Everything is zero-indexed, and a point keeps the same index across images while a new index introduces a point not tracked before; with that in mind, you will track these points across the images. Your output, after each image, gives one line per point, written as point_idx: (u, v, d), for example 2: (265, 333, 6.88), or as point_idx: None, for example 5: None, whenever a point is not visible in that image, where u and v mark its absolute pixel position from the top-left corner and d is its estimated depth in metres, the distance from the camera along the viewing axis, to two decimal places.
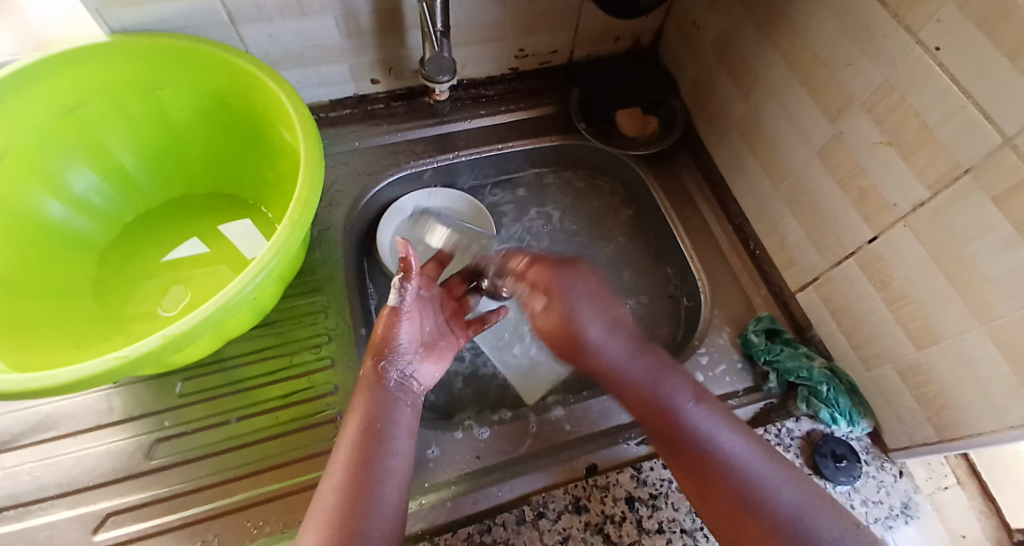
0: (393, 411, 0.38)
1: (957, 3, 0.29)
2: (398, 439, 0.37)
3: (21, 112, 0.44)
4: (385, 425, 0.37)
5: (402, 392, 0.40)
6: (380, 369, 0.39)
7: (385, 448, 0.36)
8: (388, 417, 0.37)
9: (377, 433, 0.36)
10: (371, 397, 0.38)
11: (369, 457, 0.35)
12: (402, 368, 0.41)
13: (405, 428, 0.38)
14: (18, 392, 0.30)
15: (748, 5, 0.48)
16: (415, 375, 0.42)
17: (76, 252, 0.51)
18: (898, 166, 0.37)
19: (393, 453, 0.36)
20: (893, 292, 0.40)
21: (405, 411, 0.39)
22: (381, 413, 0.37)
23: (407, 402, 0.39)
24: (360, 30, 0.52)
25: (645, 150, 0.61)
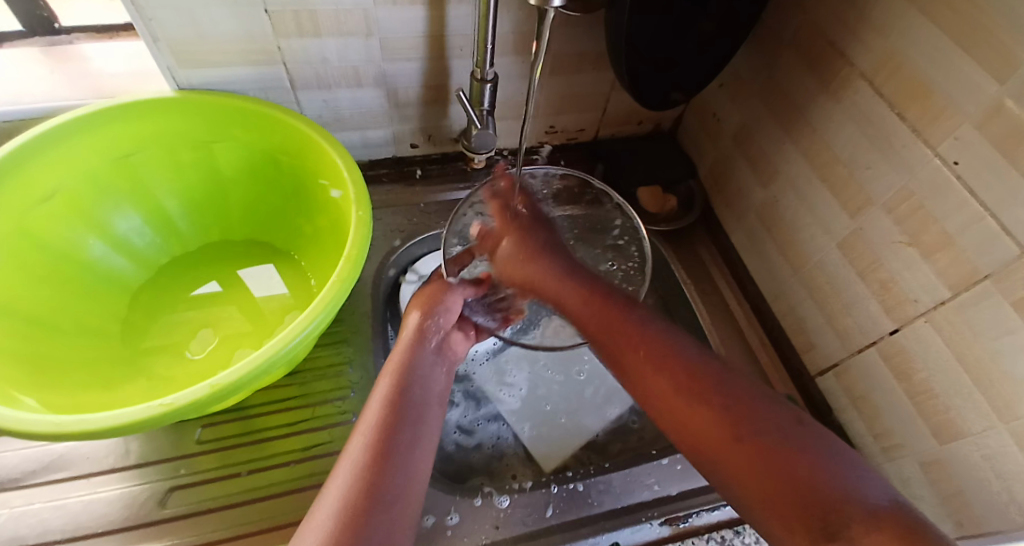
0: (429, 371, 0.38)
1: (975, 123, 0.33)
2: (432, 400, 0.36)
3: (84, 155, 0.48)
4: (421, 385, 0.36)
5: (440, 354, 0.41)
6: (420, 326, 0.41)
7: (425, 406, 0.35)
8: (423, 377, 0.37)
9: (416, 389, 0.36)
10: (407, 351, 0.39)
11: (404, 407, 0.34)
12: (442, 329, 0.43)
13: (439, 395, 0.38)
14: (55, 434, 0.30)
15: (768, 104, 0.53)
16: (451, 341, 0.44)
17: (111, 291, 0.53)
18: (917, 263, 0.39)
19: (426, 415, 0.35)
20: (915, 385, 0.41)
21: (438, 379, 0.39)
22: (416, 374, 0.37)
23: (442, 365, 0.40)
24: (407, 101, 0.56)
25: (665, 227, 0.63)
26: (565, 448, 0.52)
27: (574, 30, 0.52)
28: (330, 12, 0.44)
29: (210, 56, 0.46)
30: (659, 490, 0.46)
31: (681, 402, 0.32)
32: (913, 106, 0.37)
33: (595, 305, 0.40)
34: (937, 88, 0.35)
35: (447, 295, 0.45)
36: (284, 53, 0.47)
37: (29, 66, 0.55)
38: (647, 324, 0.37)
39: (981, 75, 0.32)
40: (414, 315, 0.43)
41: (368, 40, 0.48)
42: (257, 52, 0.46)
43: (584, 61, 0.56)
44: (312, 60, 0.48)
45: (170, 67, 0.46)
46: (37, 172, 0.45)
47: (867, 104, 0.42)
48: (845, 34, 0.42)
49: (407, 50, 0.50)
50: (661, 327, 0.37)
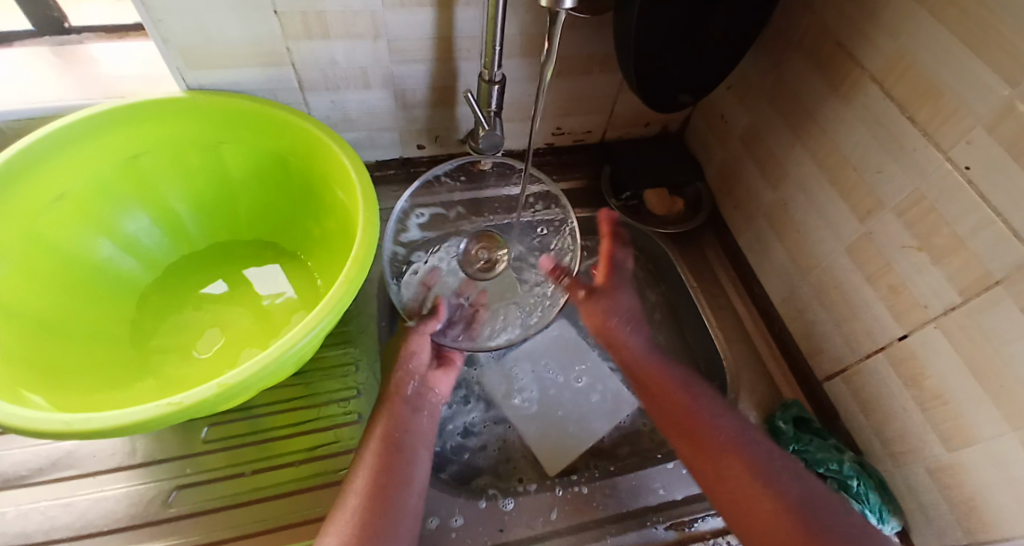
0: (413, 419, 0.43)
1: (987, 127, 0.33)
2: (416, 449, 0.41)
3: (93, 156, 0.48)
4: (405, 434, 0.41)
5: (419, 401, 0.45)
6: (399, 380, 0.45)
7: (412, 455, 0.40)
8: (407, 426, 0.42)
9: (399, 440, 0.40)
10: (391, 405, 0.43)
11: (392, 462, 0.39)
12: (420, 379, 0.46)
13: (423, 438, 0.42)
14: (64, 433, 0.30)
15: (777, 106, 0.53)
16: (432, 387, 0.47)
17: (119, 291, 0.53)
18: (928, 268, 0.39)
19: (411, 463, 0.39)
20: (924, 391, 0.41)
21: (419, 423, 0.43)
22: (400, 427, 0.41)
23: (423, 409, 0.44)
24: (414, 102, 0.56)
25: (672, 229, 0.63)
26: (571, 451, 0.52)
27: (582, 32, 0.51)
28: (338, 13, 0.44)
29: (220, 57, 0.46)
30: (665, 495, 0.46)
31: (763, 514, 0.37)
32: (924, 109, 0.37)
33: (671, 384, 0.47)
34: (948, 91, 0.35)
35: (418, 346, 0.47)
36: (292, 54, 0.47)
37: (37, 65, 0.55)
38: (725, 447, 0.41)
39: (993, 77, 0.32)
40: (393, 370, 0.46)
41: (375, 41, 0.48)
42: (265, 53, 0.47)
43: (591, 62, 0.56)
44: (320, 61, 0.49)
45: (179, 68, 0.46)
46: (47, 172, 0.45)
47: (878, 107, 0.41)
48: (856, 37, 0.42)
49: (416, 51, 0.50)
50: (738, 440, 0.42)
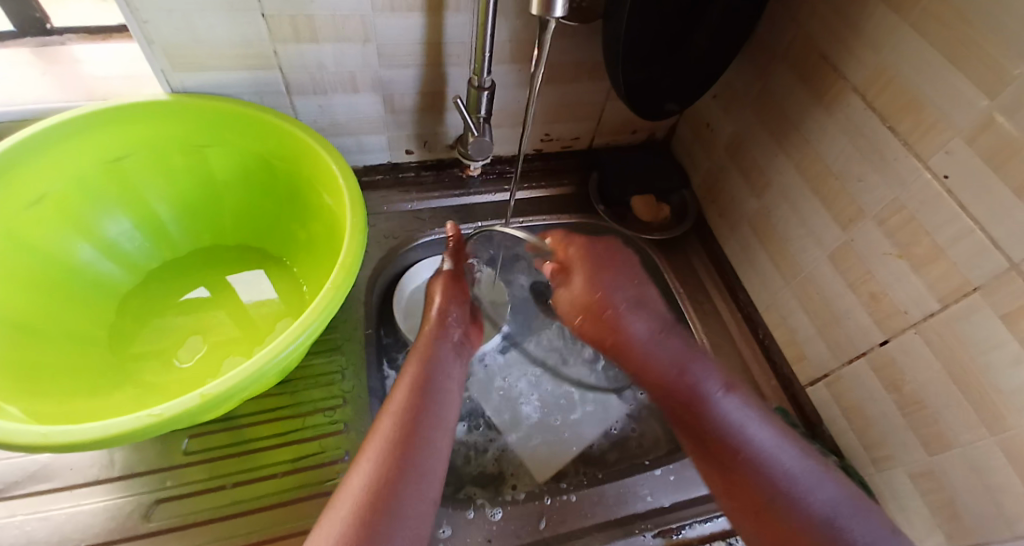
0: (448, 365, 0.42)
1: (965, 138, 0.33)
2: (450, 386, 0.40)
3: (73, 160, 0.47)
4: (439, 377, 0.40)
5: (454, 347, 0.44)
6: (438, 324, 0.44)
7: (443, 395, 0.39)
8: (445, 367, 0.41)
9: (435, 378, 0.39)
10: (429, 346, 0.42)
11: (428, 398, 0.38)
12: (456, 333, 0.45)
13: (458, 382, 0.41)
14: (40, 445, 0.30)
15: (761, 115, 0.54)
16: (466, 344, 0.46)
17: (99, 297, 0.52)
18: (908, 276, 0.40)
19: (446, 401, 0.39)
20: (905, 396, 0.42)
21: (455, 369, 0.42)
22: (433, 369, 0.40)
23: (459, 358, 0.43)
24: (403, 108, 0.56)
25: (659, 236, 0.64)
26: (559, 459, 0.52)
27: (571, 40, 0.52)
28: (327, 17, 0.44)
29: (205, 60, 0.45)
30: (652, 502, 0.46)
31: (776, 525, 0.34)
32: (905, 120, 0.38)
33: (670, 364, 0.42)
34: (928, 103, 0.36)
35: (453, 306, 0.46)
36: (280, 57, 0.47)
37: (17, 66, 0.54)
38: (723, 419, 0.39)
39: (973, 90, 0.33)
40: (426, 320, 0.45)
41: (364, 46, 0.48)
42: (253, 57, 0.46)
43: (580, 70, 0.56)
44: (309, 65, 0.48)
45: (163, 71, 0.45)
46: (26, 175, 0.44)
47: (858, 118, 0.42)
48: (839, 49, 0.43)
49: (405, 57, 0.50)
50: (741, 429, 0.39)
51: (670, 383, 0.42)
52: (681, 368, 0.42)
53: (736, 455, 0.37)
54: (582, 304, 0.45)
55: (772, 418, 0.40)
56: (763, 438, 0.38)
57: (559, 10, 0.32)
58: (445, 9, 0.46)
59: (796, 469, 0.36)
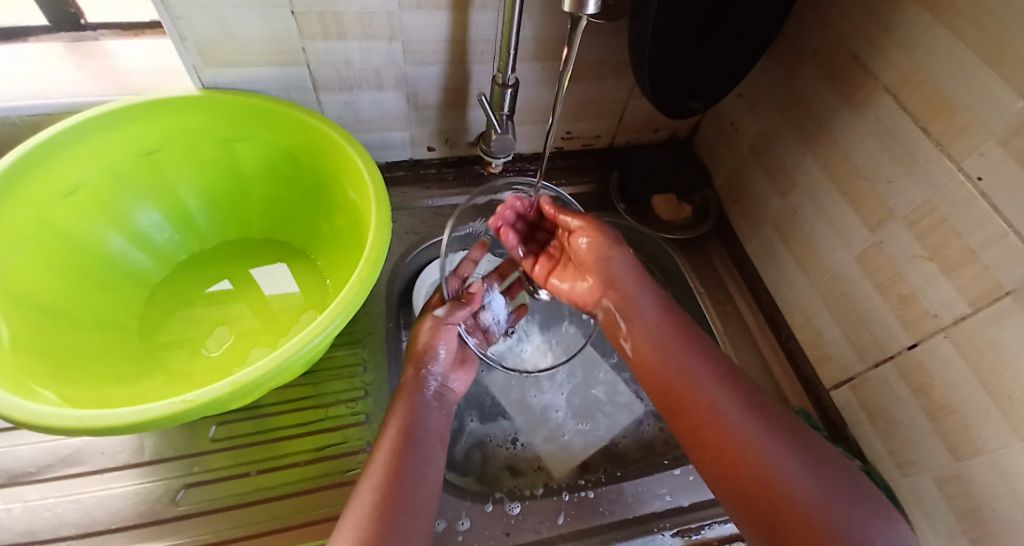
0: (430, 417, 0.43)
1: (1000, 139, 0.33)
2: (431, 442, 0.41)
3: (106, 153, 0.48)
4: (421, 429, 0.41)
5: (435, 402, 0.45)
6: (420, 377, 0.45)
7: (426, 449, 0.40)
8: (423, 422, 0.41)
9: (416, 435, 0.40)
10: (410, 398, 0.43)
11: (410, 456, 0.38)
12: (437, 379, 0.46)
13: (439, 437, 0.42)
14: (79, 428, 0.31)
15: (788, 114, 0.53)
16: (450, 386, 0.48)
17: (130, 287, 0.53)
18: (938, 279, 0.39)
19: (428, 458, 0.39)
20: (932, 401, 0.41)
21: (437, 422, 0.43)
22: (417, 420, 0.41)
23: (441, 410, 0.44)
24: (426, 104, 0.56)
25: (680, 236, 0.63)
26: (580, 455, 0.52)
27: (594, 37, 0.52)
28: (355, 15, 0.45)
29: (235, 55, 0.46)
30: (671, 501, 0.46)
31: (760, 491, 0.35)
32: (937, 121, 0.37)
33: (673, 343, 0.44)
34: (961, 103, 0.35)
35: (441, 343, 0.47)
36: (308, 54, 0.48)
37: (52, 61, 0.56)
38: (719, 393, 0.40)
39: (1007, 91, 0.32)
40: (407, 370, 0.46)
41: (390, 43, 0.48)
42: (281, 54, 0.47)
43: (603, 68, 0.56)
44: (335, 62, 0.49)
45: (195, 67, 0.47)
46: (61, 167, 0.46)
47: (890, 118, 0.41)
48: (870, 48, 0.42)
49: (430, 53, 0.50)
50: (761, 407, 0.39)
51: (671, 362, 0.43)
52: (680, 370, 0.42)
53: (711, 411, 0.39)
54: (586, 301, 0.52)
55: (742, 385, 0.41)
56: (725, 404, 0.39)
57: (592, 7, 0.32)
58: (471, 7, 0.46)
59: (756, 431, 0.37)
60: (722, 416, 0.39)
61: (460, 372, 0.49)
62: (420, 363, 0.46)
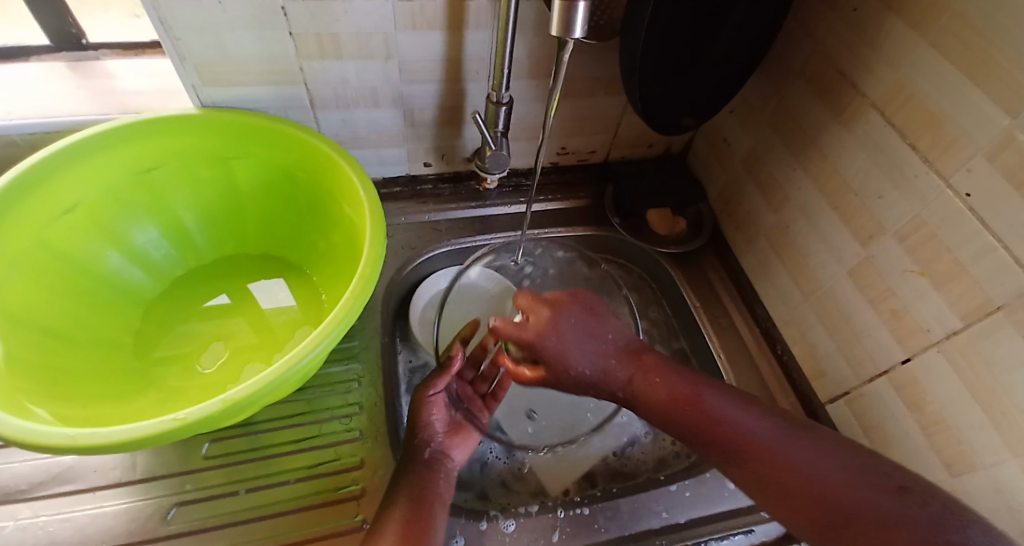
0: (433, 479, 0.42)
1: (987, 156, 0.33)
2: (438, 502, 0.41)
3: (105, 170, 0.49)
4: (425, 490, 0.41)
5: (436, 465, 0.44)
6: (416, 443, 0.44)
7: (430, 511, 0.39)
8: (428, 484, 0.42)
9: (421, 496, 0.40)
10: (411, 464, 0.43)
11: (420, 529, 0.37)
12: (436, 444, 0.45)
13: (442, 497, 0.42)
14: (69, 448, 0.30)
15: (779, 130, 0.54)
16: (450, 451, 0.46)
17: (125, 303, 0.53)
18: (929, 293, 0.39)
19: (431, 520, 0.39)
20: (927, 415, 0.41)
21: (440, 483, 0.42)
22: (421, 483, 0.41)
23: (443, 472, 0.44)
24: (421, 122, 0.57)
25: (674, 249, 0.64)
26: (579, 463, 0.52)
27: (586, 56, 0.53)
28: (351, 35, 0.46)
29: (233, 74, 0.47)
30: (667, 518, 0.45)
31: (792, 493, 0.36)
32: (924, 137, 0.38)
33: (667, 394, 0.42)
34: (947, 120, 0.36)
35: (433, 414, 0.46)
36: (305, 73, 0.48)
37: (53, 80, 0.57)
38: (730, 405, 0.41)
39: (992, 108, 0.32)
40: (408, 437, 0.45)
41: (386, 62, 0.49)
42: (279, 73, 0.48)
43: (596, 85, 0.57)
44: (332, 81, 0.50)
45: (194, 86, 0.47)
46: (59, 184, 0.46)
47: (878, 135, 0.42)
48: (857, 66, 0.43)
49: (425, 72, 0.51)
50: (679, 369, 0.44)
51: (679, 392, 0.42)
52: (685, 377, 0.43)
53: (703, 407, 0.40)
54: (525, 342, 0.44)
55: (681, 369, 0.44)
56: (746, 420, 0.40)
57: (579, 30, 0.32)
58: (465, 26, 0.47)
59: (725, 410, 0.40)
60: (703, 396, 0.41)
61: (457, 438, 0.47)
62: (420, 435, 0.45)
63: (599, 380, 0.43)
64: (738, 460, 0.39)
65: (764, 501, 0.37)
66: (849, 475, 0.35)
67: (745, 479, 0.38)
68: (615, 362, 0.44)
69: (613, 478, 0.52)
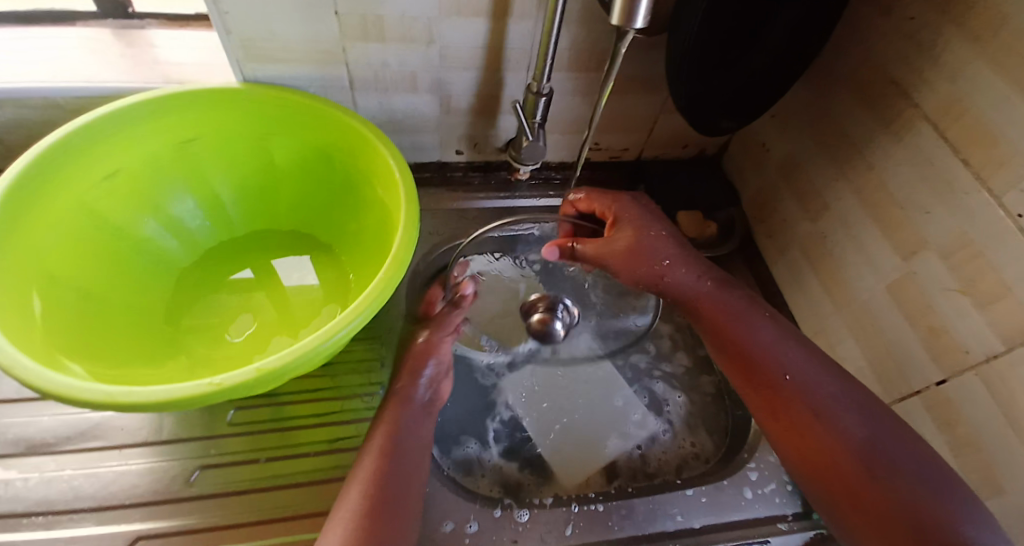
0: (416, 426, 0.41)
1: None
2: (418, 448, 0.40)
3: (148, 137, 0.50)
4: (406, 437, 0.40)
5: (430, 410, 0.43)
6: (404, 391, 0.43)
7: (411, 458, 0.39)
8: (411, 431, 0.40)
9: (401, 442, 0.39)
10: (395, 411, 0.41)
11: (393, 483, 0.36)
12: (429, 389, 0.44)
13: (425, 445, 0.41)
14: (106, 405, 0.31)
15: (822, 138, 0.52)
16: (440, 397, 0.45)
17: (159, 269, 0.54)
18: (971, 313, 0.38)
19: (410, 468, 0.38)
20: (958, 438, 0.40)
21: (423, 431, 0.41)
22: (403, 430, 0.40)
23: (427, 421, 0.43)
24: (458, 109, 0.57)
25: (705, 253, 0.62)
26: (594, 460, 0.52)
27: (628, 51, 0.52)
28: (396, 18, 0.46)
29: (278, 51, 0.47)
30: (682, 522, 0.45)
31: (815, 438, 0.39)
32: (977, 153, 0.37)
33: (731, 306, 0.47)
34: (1004, 136, 0.34)
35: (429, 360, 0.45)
36: (347, 54, 0.49)
37: (99, 46, 0.58)
38: (779, 339, 0.44)
39: None
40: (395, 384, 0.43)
41: (427, 47, 0.49)
42: (322, 52, 0.48)
43: (635, 82, 0.56)
44: (373, 63, 0.50)
45: (238, 60, 0.48)
46: (103, 149, 0.47)
47: (928, 148, 0.41)
48: (911, 76, 0.42)
49: (466, 59, 0.51)
50: (733, 295, 0.47)
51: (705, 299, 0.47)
52: (740, 313, 0.46)
53: (773, 359, 0.43)
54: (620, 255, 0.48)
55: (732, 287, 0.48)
56: (795, 358, 0.43)
57: (640, 21, 0.32)
58: (509, 14, 0.47)
59: (775, 345, 0.44)
60: (752, 329, 0.45)
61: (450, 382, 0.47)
62: (416, 379, 0.44)
63: (694, 299, 0.48)
64: (773, 399, 0.42)
65: (775, 433, 0.42)
66: (867, 436, 0.38)
67: (761, 405, 0.43)
68: (710, 283, 0.48)
69: (629, 477, 0.52)
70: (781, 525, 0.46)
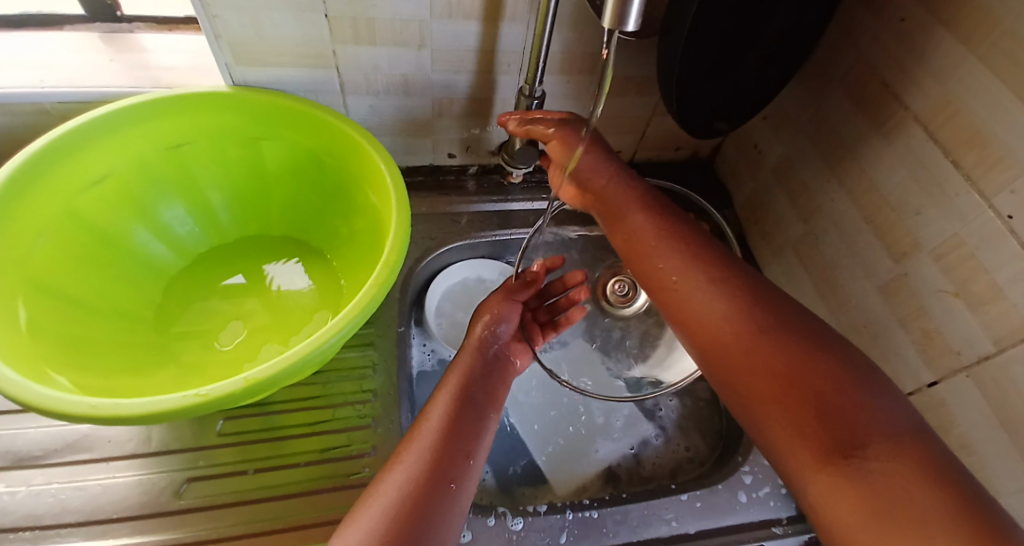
0: (491, 378, 0.43)
1: None
2: (486, 404, 0.41)
3: (135, 142, 0.49)
4: (478, 385, 0.42)
5: (496, 362, 0.44)
6: (481, 339, 0.45)
7: (481, 408, 0.40)
8: (484, 381, 0.42)
9: (473, 390, 0.41)
10: (469, 359, 0.43)
11: (455, 440, 0.37)
12: (500, 343, 0.46)
13: (496, 396, 0.42)
14: (89, 418, 0.30)
15: (815, 139, 0.52)
16: (510, 355, 0.46)
17: (148, 276, 0.54)
18: (963, 316, 0.38)
19: (481, 416, 0.40)
20: (953, 440, 0.40)
21: (494, 381, 0.43)
22: (476, 377, 0.42)
23: (500, 374, 0.44)
24: (451, 112, 0.57)
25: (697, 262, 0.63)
26: (586, 470, 0.52)
27: (621, 54, 0.52)
28: (386, 21, 0.45)
29: (267, 55, 0.47)
30: (677, 527, 0.45)
31: (752, 339, 0.34)
32: (968, 155, 0.37)
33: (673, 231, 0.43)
34: (996, 138, 0.34)
35: (507, 320, 0.47)
36: (338, 57, 0.48)
37: (86, 49, 0.57)
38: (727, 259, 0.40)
39: None
40: (473, 330, 0.46)
41: (419, 51, 0.49)
42: (312, 56, 0.48)
43: (628, 84, 0.56)
44: (363, 66, 0.49)
45: (226, 64, 0.47)
46: (89, 154, 0.46)
47: (920, 151, 0.41)
48: (902, 78, 0.42)
49: (458, 62, 0.51)
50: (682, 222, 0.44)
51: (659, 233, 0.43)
52: (689, 238, 0.42)
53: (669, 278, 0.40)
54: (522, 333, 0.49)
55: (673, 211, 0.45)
56: (742, 270, 0.39)
57: (632, 24, 0.32)
58: (501, 18, 0.47)
59: (726, 261, 0.40)
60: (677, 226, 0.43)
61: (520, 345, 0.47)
62: (486, 325, 0.46)
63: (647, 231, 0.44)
64: (675, 277, 0.40)
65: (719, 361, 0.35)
66: (792, 311, 0.35)
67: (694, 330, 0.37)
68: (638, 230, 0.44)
69: (621, 484, 0.51)
70: (775, 529, 0.46)
